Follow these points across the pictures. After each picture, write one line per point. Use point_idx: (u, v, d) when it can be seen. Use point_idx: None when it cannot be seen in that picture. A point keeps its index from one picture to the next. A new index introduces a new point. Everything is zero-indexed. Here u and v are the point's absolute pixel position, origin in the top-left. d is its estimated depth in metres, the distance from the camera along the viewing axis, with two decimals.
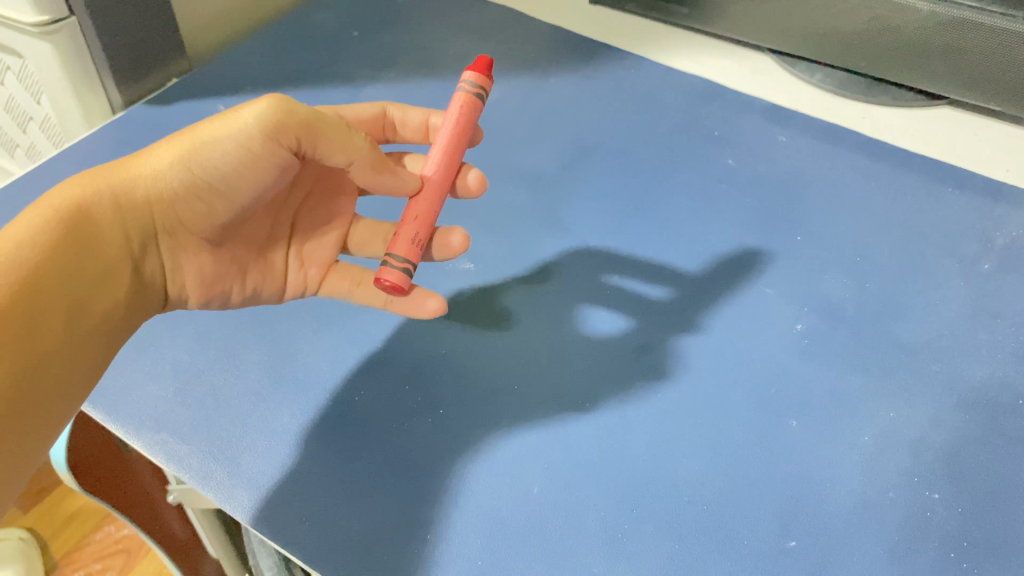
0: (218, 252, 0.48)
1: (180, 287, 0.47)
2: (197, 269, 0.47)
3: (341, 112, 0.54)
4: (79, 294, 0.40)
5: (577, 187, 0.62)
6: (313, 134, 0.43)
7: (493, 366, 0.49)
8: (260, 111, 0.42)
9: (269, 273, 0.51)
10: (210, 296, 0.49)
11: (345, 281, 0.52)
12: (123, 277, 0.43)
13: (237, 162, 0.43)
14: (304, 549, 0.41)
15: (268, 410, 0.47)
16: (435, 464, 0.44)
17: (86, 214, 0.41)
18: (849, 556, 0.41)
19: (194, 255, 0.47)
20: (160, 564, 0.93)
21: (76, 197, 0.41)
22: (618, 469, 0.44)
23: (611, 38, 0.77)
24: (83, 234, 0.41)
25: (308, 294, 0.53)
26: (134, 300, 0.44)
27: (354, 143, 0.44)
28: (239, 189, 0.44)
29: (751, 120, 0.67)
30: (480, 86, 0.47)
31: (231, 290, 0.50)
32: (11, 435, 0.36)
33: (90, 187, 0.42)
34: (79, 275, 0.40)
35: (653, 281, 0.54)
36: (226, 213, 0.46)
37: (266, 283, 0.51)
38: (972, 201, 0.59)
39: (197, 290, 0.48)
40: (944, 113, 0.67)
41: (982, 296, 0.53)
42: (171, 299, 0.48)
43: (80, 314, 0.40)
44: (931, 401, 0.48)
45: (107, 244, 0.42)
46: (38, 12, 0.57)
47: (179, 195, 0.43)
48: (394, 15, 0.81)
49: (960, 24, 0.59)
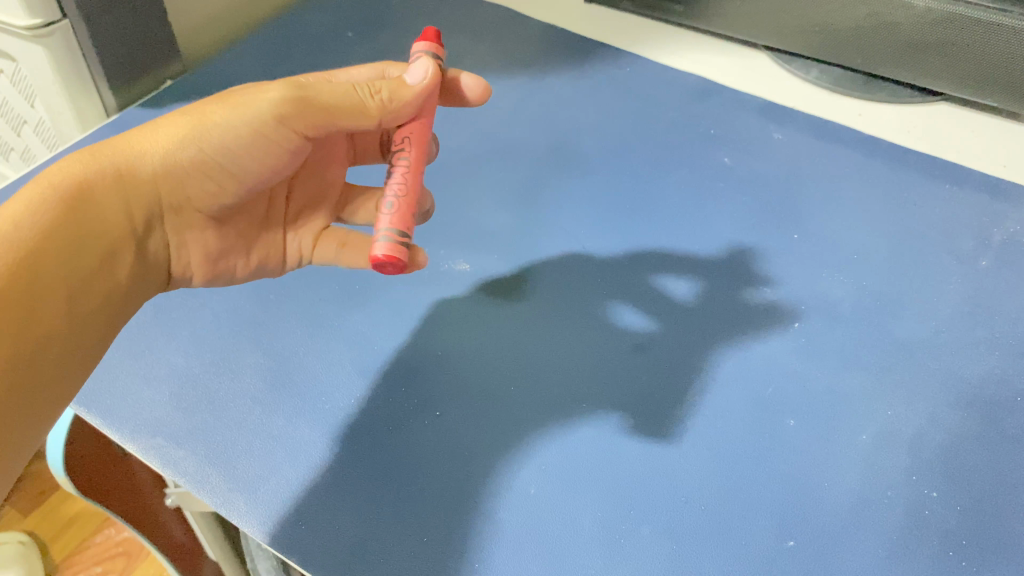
0: (222, 229, 0.49)
1: (185, 265, 0.48)
2: (202, 245, 0.48)
3: (337, 77, 0.53)
4: (80, 271, 0.40)
5: (573, 186, 0.62)
6: (329, 118, 0.43)
7: (488, 367, 0.49)
8: (273, 96, 0.42)
9: (270, 246, 0.52)
10: (214, 271, 0.49)
11: (331, 245, 0.53)
12: (125, 253, 0.43)
13: (249, 141, 0.43)
14: (299, 554, 0.41)
15: (262, 415, 0.46)
16: (432, 467, 0.44)
17: (87, 191, 0.41)
18: (848, 555, 0.41)
19: (199, 233, 0.47)
20: (159, 567, 0.93)
21: (77, 174, 0.41)
22: (615, 470, 0.44)
23: (607, 37, 0.76)
24: (83, 211, 0.40)
25: (304, 263, 0.54)
26: (136, 274, 0.44)
27: (368, 111, 0.43)
28: (250, 170, 0.45)
29: (747, 118, 0.67)
30: (435, 52, 0.46)
31: (235, 267, 0.50)
32: (8, 417, 0.36)
33: (91, 163, 0.42)
34: (80, 252, 0.40)
35: (646, 278, 0.54)
36: (234, 194, 0.46)
37: (267, 259, 0.52)
38: (970, 197, 0.59)
39: (201, 267, 0.49)
40: (941, 109, 0.67)
41: (980, 292, 0.53)
42: (174, 274, 0.48)
43: (81, 292, 0.40)
44: (928, 398, 0.47)
45: (109, 223, 0.41)
46: (30, 15, 0.56)
47: (186, 173, 0.43)
48: (389, 15, 0.80)
49: (956, 19, 0.59)
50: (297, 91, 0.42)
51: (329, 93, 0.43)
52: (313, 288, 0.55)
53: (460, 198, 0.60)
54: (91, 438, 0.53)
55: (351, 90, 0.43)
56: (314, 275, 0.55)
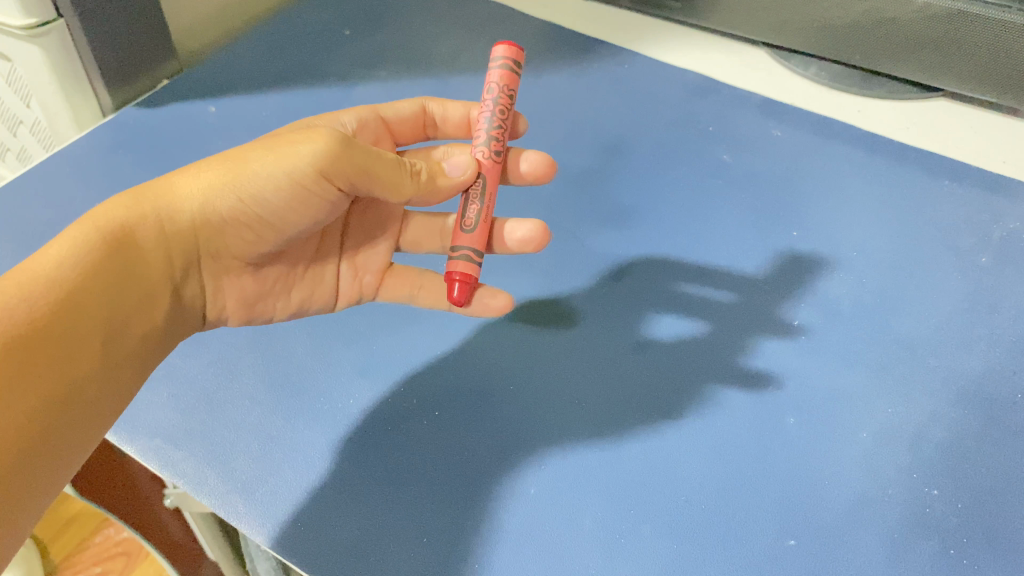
0: (261, 273, 0.49)
1: (220, 309, 0.48)
2: (239, 290, 0.48)
3: (383, 112, 0.55)
4: (117, 315, 0.39)
5: (571, 184, 0.61)
6: (372, 179, 0.43)
7: (488, 367, 0.49)
8: (316, 151, 0.41)
9: (316, 287, 0.51)
10: (251, 314, 0.49)
11: (405, 286, 0.52)
12: (163, 300, 0.42)
13: (290, 196, 0.43)
14: (299, 555, 0.40)
15: (260, 413, 0.46)
16: (431, 468, 0.44)
17: (129, 235, 0.41)
18: (849, 554, 0.40)
19: (236, 277, 0.47)
20: (158, 568, 0.92)
21: (121, 217, 0.41)
22: (616, 470, 0.44)
23: (605, 34, 0.76)
24: (124, 255, 0.40)
25: (364, 301, 0.53)
26: (171, 321, 0.43)
27: (404, 189, 0.45)
28: (288, 220, 0.44)
29: (746, 114, 0.66)
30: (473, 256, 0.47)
31: (274, 309, 0.50)
32: (34, 459, 0.35)
33: (134, 207, 0.41)
34: (118, 296, 0.39)
35: (648, 278, 0.54)
36: (272, 243, 0.46)
37: (310, 298, 0.51)
38: (969, 193, 0.59)
39: (237, 310, 0.49)
40: (939, 105, 0.66)
41: (980, 289, 0.53)
42: (210, 318, 0.48)
43: (117, 339, 0.39)
44: (929, 395, 0.47)
45: (149, 267, 0.41)
46: (26, 14, 0.56)
47: (227, 222, 0.43)
48: (386, 14, 0.80)
49: (956, 15, 0.59)
50: (344, 147, 0.41)
51: (373, 153, 0.43)
52: None
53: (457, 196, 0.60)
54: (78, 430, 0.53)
55: (393, 163, 0.44)
56: None
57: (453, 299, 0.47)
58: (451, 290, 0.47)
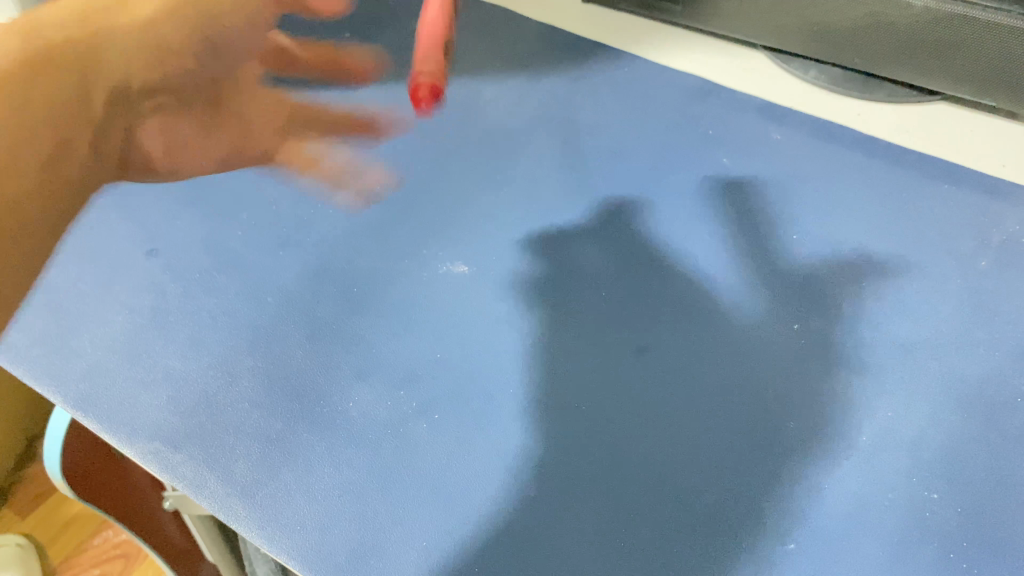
0: (194, 125, 0.53)
1: (140, 149, 0.52)
2: (161, 138, 0.53)
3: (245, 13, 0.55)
4: (23, 132, 0.41)
5: (571, 186, 0.61)
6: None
7: (488, 369, 0.49)
8: None
9: (240, 144, 0.55)
10: (168, 160, 0.54)
11: (277, 122, 0.55)
12: (75, 138, 0.45)
13: (135, 18, 0.49)
14: (301, 558, 0.40)
15: (261, 416, 0.46)
16: (431, 471, 0.44)
17: (40, 59, 0.43)
18: (848, 558, 0.40)
19: (154, 120, 0.51)
20: (157, 569, 0.93)
21: (14, 49, 0.43)
22: (616, 473, 0.44)
23: (606, 37, 0.76)
24: (37, 77, 0.43)
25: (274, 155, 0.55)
26: (84, 163, 0.47)
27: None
28: (160, 26, 0.51)
29: (746, 119, 0.67)
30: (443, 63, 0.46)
31: (200, 161, 0.55)
32: None
33: (23, 40, 0.43)
34: (22, 105, 0.42)
35: (649, 282, 0.54)
36: (156, 74, 0.50)
37: (234, 143, 0.55)
38: (970, 198, 0.59)
39: (159, 153, 0.54)
40: (938, 109, 0.67)
41: (980, 293, 0.53)
42: (125, 166, 0.51)
43: (20, 141, 0.41)
44: (930, 399, 0.47)
45: (57, 98, 0.44)
46: None
47: (133, 46, 0.49)
48: (387, 17, 0.80)
49: (956, 19, 0.59)
50: None
51: None
52: (313, 286, 0.54)
53: (458, 200, 0.60)
54: (76, 434, 0.53)
55: None
56: (311, 274, 0.55)
57: (418, 100, 0.44)
58: (416, 93, 0.44)
